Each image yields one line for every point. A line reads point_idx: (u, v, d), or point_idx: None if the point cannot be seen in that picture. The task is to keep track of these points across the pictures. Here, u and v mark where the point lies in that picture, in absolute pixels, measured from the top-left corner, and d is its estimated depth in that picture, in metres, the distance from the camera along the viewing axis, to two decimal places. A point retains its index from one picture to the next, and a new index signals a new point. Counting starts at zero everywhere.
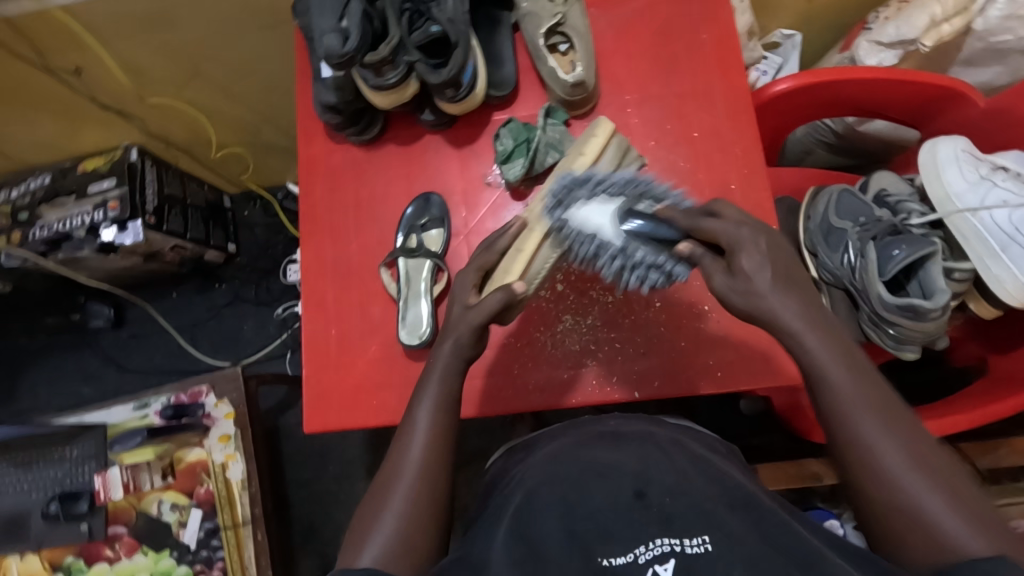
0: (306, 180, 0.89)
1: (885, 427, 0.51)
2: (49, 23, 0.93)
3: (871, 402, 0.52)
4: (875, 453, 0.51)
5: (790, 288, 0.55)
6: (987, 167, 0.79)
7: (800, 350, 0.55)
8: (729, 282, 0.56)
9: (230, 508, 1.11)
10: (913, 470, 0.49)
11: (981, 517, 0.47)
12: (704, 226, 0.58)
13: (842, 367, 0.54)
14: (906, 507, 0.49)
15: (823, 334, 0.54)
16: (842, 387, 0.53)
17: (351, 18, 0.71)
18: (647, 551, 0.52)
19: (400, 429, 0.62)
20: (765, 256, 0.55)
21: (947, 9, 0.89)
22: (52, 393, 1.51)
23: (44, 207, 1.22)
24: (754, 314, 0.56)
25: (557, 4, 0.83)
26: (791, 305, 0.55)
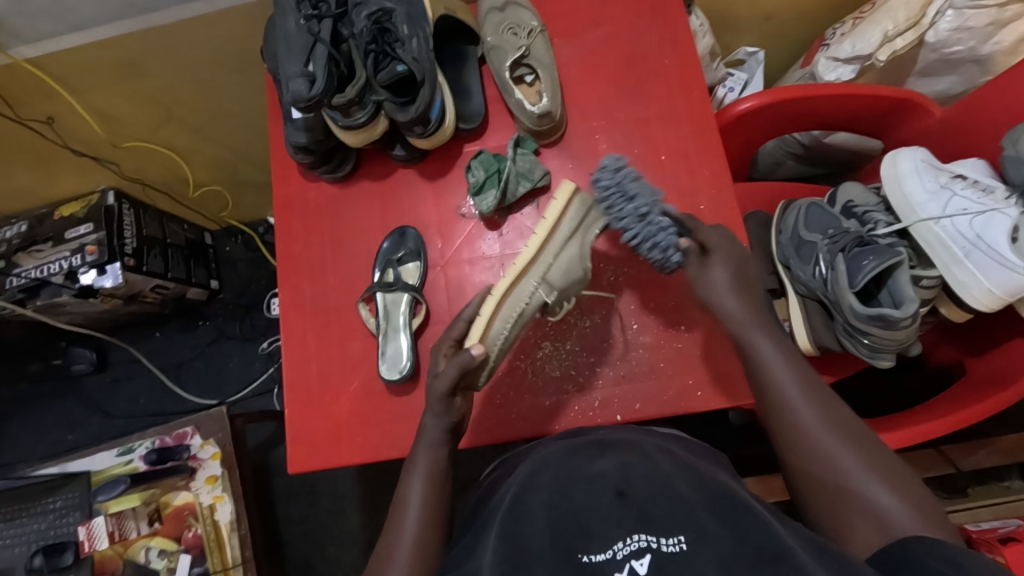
0: (281, 219, 0.89)
1: (817, 406, 0.60)
2: (19, 75, 0.94)
3: (803, 387, 0.61)
4: (809, 432, 0.59)
5: (737, 289, 0.66)
6: (947, 176, 0.81)
7: (748, 346, 0.64)
8: (702, 274, 0.68)
9: (219, 551, 1.09)
10: (843, 447, 0.57)
11: (903, 485, 0.54)
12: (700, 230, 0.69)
13: (779, 355, 0.63)
14: (840, 483, 0.56)
15: (765, 331, 0.64)
16: (779, 377, 0.62)
17: (317, 62, 0.72)
18: (624, 546, 0.49)
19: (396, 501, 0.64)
20: (729, 266, 0.67)
21: (899, 24, 0.92)
22: (35, 442, 1.48)
23: (21, 255, 1.21)
24: (713, 306, 0.67)
25: (521, 37, 0.84)
26: (735, 303, 0.65)
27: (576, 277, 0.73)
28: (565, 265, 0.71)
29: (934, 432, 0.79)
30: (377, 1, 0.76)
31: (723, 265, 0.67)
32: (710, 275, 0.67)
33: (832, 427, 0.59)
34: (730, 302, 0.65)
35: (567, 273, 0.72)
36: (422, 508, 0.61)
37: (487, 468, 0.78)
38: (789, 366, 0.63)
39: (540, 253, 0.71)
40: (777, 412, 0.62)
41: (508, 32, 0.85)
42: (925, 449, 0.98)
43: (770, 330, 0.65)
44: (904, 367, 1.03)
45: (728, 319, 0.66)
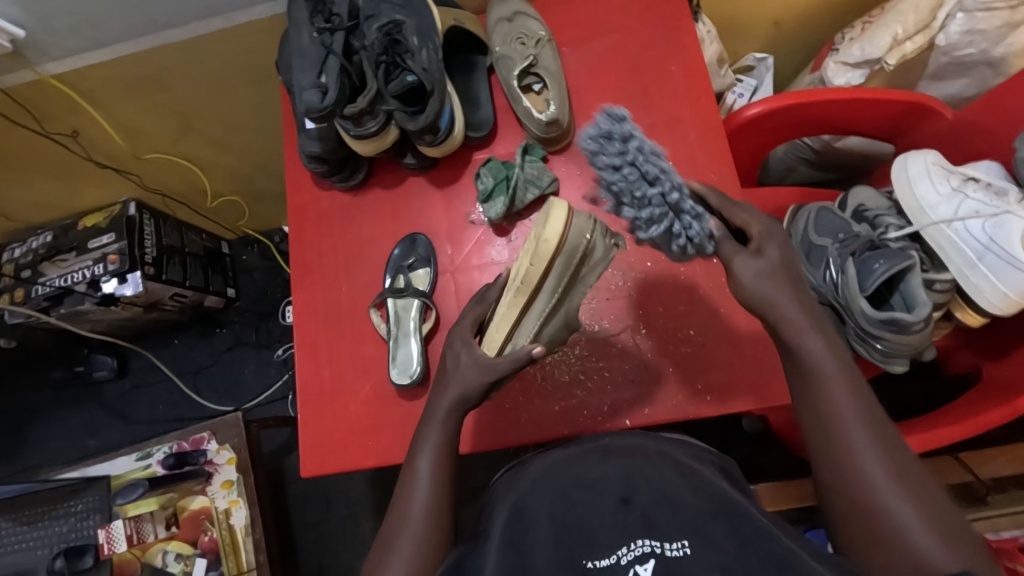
0: (295, 227, 0.92)
1: (873, 438, 0.55)
2: (45, 91, 0.98)
3: (861, 416, 0.56)
4: (862, 465, 0.54)
5: (794, 289, 0.59)
6: (959, 178, 0.80)
7: (798, 347, 0.58)
8: (755, 266, 0.59)
9: (234, 555, 1.11)
10: (896, 487, 0.52)
11: (950, 531, 0.50)
12: (737, 215, 0.62)
13: (839, 375, 0.57)
14: (885, 524, 0.51)
15: (819, 335, 0.58)
16: (838, 401, 0.56)
17: (330, 74, 0.74)
18: (629, 551, 0.49)
19: (404, 472, 0.65)
20: (773, 258, 0.59)
21: (908, 27, 0.92)
22: (57, 447, 1.52)
23: (46, 264, 1.26)
24: (761, 308, 0.59)
25: (529, 46, 0.86)
26: (790, 301, 0.58)
27: (563, 337, 0.72)
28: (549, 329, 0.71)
29: (950, 438, 0.78)
30: (388, 13, 0.78)
31: (761, 257, 0.59)
32: (753, 269, 0.59)
33: (890, 467, 0.53)
34: (783, 302, 0.58)
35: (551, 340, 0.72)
36: (428, 499, 0.61)
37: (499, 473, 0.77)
38: (848, 390, 0.57)
39: (520, 326, 0.68)
40: (829, 438, 0.56)
41: (517, 41, 0.86)
42: (944, 456, 0.96)
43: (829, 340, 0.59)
44: (919, 372, 1.02)
45: (777, 322, 0.59)
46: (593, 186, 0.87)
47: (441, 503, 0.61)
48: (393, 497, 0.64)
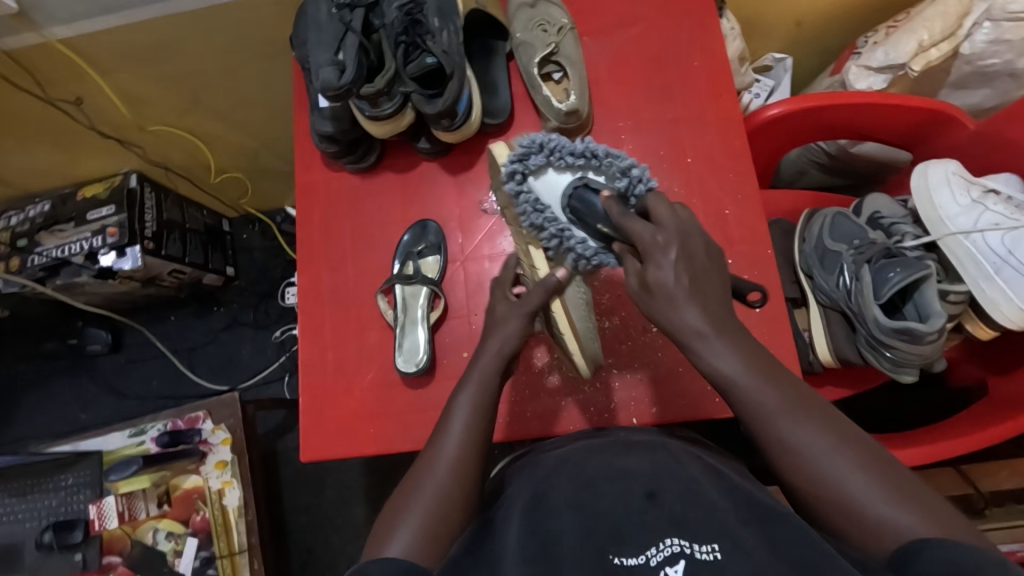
0: (303, 207, 0.90)
1: (801, 422, 0.51)
2: (51, 55, 0.95)
3: (783, 400, 0.52)
4: (796, 447, 0.50)
5: (698, 295, 0.52)
6: (979, 190, 0.80)
7: (696, 354, 0.53)
8: (645, 292, 0.53)
9: (226, 536, 1.10)
10: (837, 459, 0.49)
11: (911, 493, 0.47)
12: (628, 226, 0.54)
13: (752, 375, 0.52)
14: (843, 508, 0.48)
15: (728, 342, 0.53)
16: (756, 395, 0.52)
17: (348, 52, 0.72)
18: (659, 552, 0.49)
19: (422, 452, 0.60)
20: (690, 266, 0.52)
21: (934, 34, 0.90)
22: (48, 420, 1.50)
23: (43, 234, 1.23)
24: (673, 329, 0.53)
25: (551, 34, 0.84)
26: (696, 313, 0.52)
27: None
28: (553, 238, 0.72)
29: (960, 449, 0.77)
30: None
31: (675, 271, 0.52)
32: (672, 300, 0.52)
33: (830, 442, 0.50)
34: (687, 315, 0.52)
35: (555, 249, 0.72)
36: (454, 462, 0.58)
37: (496, 470, 0.78)
38: (767, 382, 0.52)
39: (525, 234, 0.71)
40: (756, 430, 0.53)
41: (538, 28, 0.84)
42: (946, 467, 0.96)
43: (742, 345, 0.53)
44: (925, 383, 1.01)
45: (670, 332, 0.54)
46: None
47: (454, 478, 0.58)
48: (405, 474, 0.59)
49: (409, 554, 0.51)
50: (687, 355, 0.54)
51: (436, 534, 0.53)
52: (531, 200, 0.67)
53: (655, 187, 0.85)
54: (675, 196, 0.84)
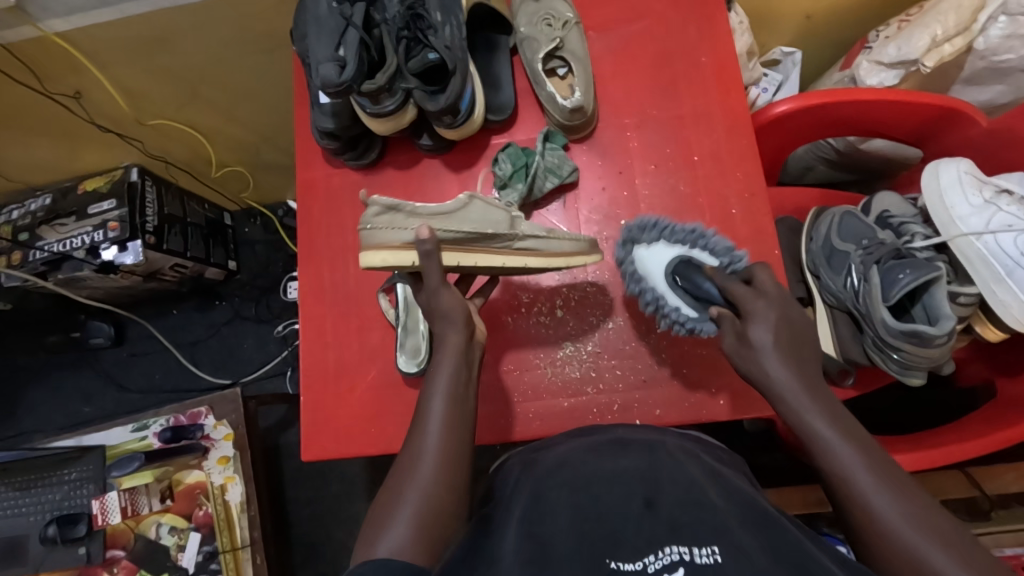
0: (305, 204, 0.89)
1: (891, 492, 0.50)
2: (48, 48, 0.94)
3: (874, 469, 0.52)
4: (869, 504, 0.50)
5: (792, 359, 0.58)
6: (991, 190, 0.78)
7: (784, 406, 0.57)
8: (736, 345, 0.61)
9: (229, 531, 1.10)
10: (930, 536, 0.47)
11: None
12: (735, 291, 0.62)
13: (835, 429, 0.54)
14: None
15: (816, 404, 0.56)
16: (841, 455, 0.53)
17: (348, 47, 0.70)
18: (657, 560, 0.48)
19: (405, 449, 0.60)
20: (776, 331, 0.58)
21: (948, 29, 0.88)
22: (52, 413, 1.50)
23: (44, 228, 1.23)
24: (761, 380, 0.58)
25: (555, 29, 0.83)
26: (787, 372, 0.57)
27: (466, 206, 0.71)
28: (485, 207, 0.72)
29: (964, 454, 0.77)
30: None
31: (768, 335, 0.58)
32: (759, 348, 0.58)
33: (907, 507, 0.49)
34: (771, 367, 0.57)
35: (493, 220, 0.71)
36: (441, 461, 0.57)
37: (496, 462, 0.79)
38: (848, 440, 0.54)
39: (466, 234, 0.69)
40: (832, 483, 0.53)
41: (543, 23, 0.83)
42: (950, 469, 0.95)
43: (830, 407, 0.56)
44: (931, 384, 1.00)
45: (766, 387, 0.58)
46: (614, 178, 0.84)
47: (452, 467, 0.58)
48: (390, 473, 0.59)
49: (397, 554, 0.50)
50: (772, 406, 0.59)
51: (425, 533, 0.52)
52: (631, 271, 0.76)
53: (660, 185, 0.83)
54: (680, 194, 0.83)
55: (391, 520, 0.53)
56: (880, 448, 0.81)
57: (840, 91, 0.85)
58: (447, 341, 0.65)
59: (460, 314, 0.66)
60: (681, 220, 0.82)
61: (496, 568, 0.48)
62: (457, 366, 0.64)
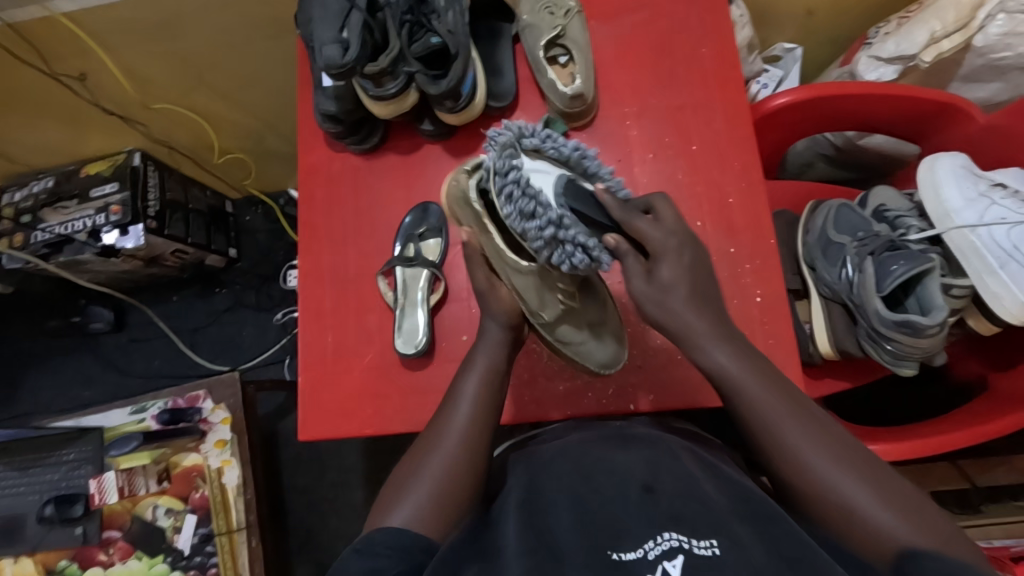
0: (306, 187, 0.89)
1: (806, 429, 0.55)
2: (55, 30, 0.95)
3: (793, 412, 0.57)
4: (799, 453, 0.54)
5: (700, 303, 0.61)
6: (986, 184, 0.79)
7: (702, 356, 0.61)
8: (645, 288, 0.60)
9: (225, 513, 1.11)
10: (844, 470, 0.52)
11: (914, 509, 0.50)
12: (636, 224, 0.58)
13: (757, 383, 0.58)
14: (844, 509, 0.51)
15: (732, 348, 0.60)
16: (762, 398, 0.58)
17: (352, 29, 0.71)
18: (655, 548, 0.48)
19: (429, 427, 0.63)
20: (685, 261, 0.60)
21: (947, 25, 0.89)
22: (50, 396, 1.51)
23: (47, 210, 1.23)
24: (678, 324, 0.61)
25: (558, 17, 0.83)
26: (701, 319, 0.60)
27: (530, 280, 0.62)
28: (532, 288, 0.63)
29: (951, 444, 0.77)
30: None
31: (676, 277, 0.60)
32: (655, 287, 0.60)
33: (832, 451, 0.54)
34: (688, 314, 0.60)
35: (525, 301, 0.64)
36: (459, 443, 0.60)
37: (501, 447, 0.79)
38: (770, 390, 0.58)
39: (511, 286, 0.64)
40: (757, 431, 0.58)
41: (545, 11, 0.84)
42: (942, 462, 0.96)
43: (741, 350, 0.61)
44: (925, 378, 1.01)
45: (682, 332, 0.61)
46: (614, 166, 0.85)
47: (476, 444, 0.60)
48: (410, 446, 0.63)
49: (410, 525, 0.55)
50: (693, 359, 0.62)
51: (435, 506, 0.56)
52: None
53: (658, 174, 0.84)
54: (679, 183, 0.83)
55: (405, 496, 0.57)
56: (866, 438, 0.82)
57: (848, 83, 0.85)
58: (486, 337, 0.67)
59: (508, 316, 0.66)
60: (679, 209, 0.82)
61: (496, 560, 0.50)
62: (490, 364, 0.65)
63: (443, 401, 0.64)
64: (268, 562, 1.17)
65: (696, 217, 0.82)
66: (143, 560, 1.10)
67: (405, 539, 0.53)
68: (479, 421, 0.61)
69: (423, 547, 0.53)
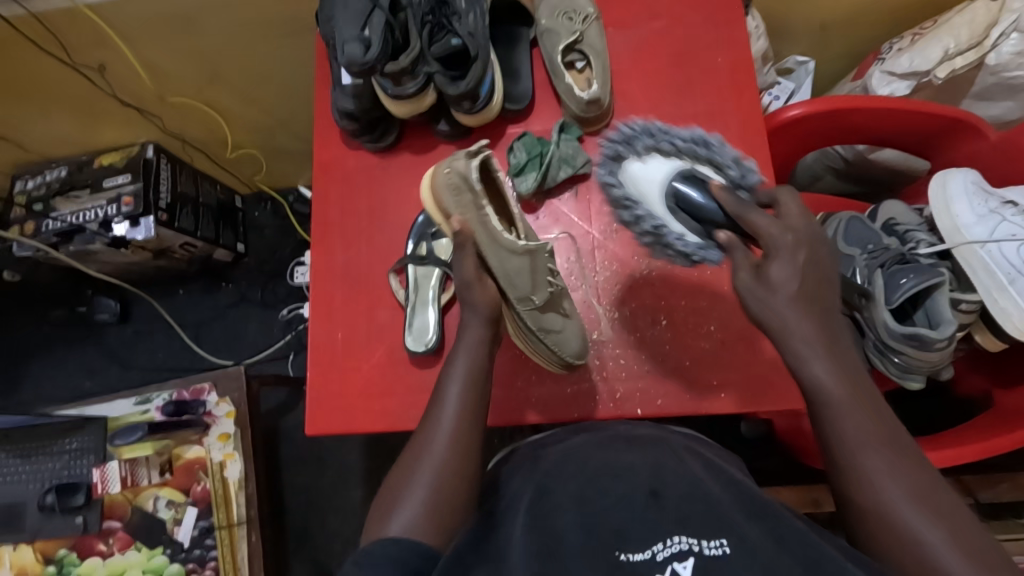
0: (320, 184, 0.90)
1: (888, 460, 0.54)
2: (77, 21, 0.96)
3: (883, 440, 0.55)
4: (874, 482, 0.53)
5: (813, 312, 0.56)
6: (997, 201, 0.80)
7: (801, 367, 0.57)
8: (752, 281, 0.56)
9: (225, 507, 1.11)
10: (915, 505, 0.52)
11: (981, 553, 0.49)
12: (750, 220, 0.56)
13: (851, 399, 0.56)
14: (909, 542, 0.51)
15: (826, 361, 0.56)
16: (849, 422, 0.56)
17: (374, 29, 0.71)
18: (665, 549, 0.49)
19: (418, 430, 0.62)
20: (796, 267, 0.55)
21: (960, 43, 0.90)
22: (53, 385, 1.51)
23: (59, 200, 1.24)
24: (774, 329, 0.57)
25: (575, 22, 0.85)
26: (809, 328, 0.56)
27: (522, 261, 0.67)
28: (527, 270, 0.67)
29: (960, 458, 0.77)
30: None
31: (793, 279, 0.55)
32: (771, 292, 0.56)
33: (909, 484, 0.53)
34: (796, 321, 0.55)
35: (513, 286, 0.67)
36: (446, 449, 0.59)
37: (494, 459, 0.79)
38: (864, 414, 0.56)
39: (495, 269, 0.66)
40: (835, 453, 0.56)
41: (564, 16, 0.85)
42: (945, 477, 0.96)
43: (845, 366, 0.57)
44: (930, 393, 1.01)
45: (778, 330, 0.56)
46: None
47: (464, 443, 0.60)
48: (402, 452, 0.62)
49: (411, 533, 0.54)
50: (791, 368, 0.58)
51: (437, 511, 0.56)
52: (623, 197, 0.67)
53: None
54: None
55: (401, 500, 0.56)
56: None
57: (864, 97, 0.86)
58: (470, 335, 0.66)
59: (490, 309, 0.66)
60: None
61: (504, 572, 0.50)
62: (477, 360, 0.65)
63: (429, 405, 0.64)
64: (266, 557, 1.16)
65: None
66: (142, 552, 1.10)
67: (405, 549, 0.52)
68: (469, 418, 0.61)
69: (423, 556, 0.53)
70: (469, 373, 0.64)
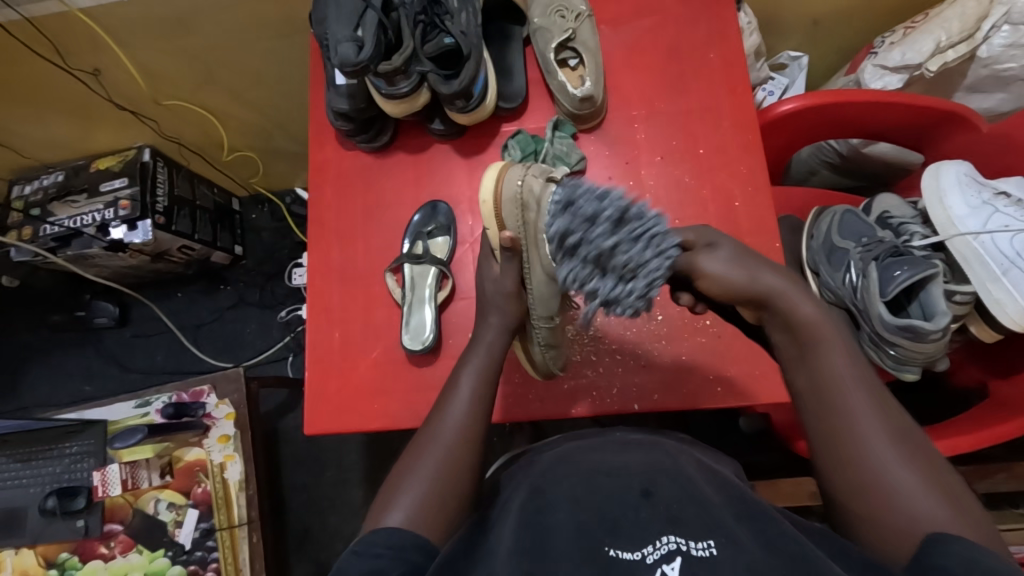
0: (316, 184, 0.90)
1: (871, 406, 0.59)
2: (72, 25, 0.96)
3: (863, 388, 0.60)
4: (855, 425, 0.58)
5: (771, 267, 0.64)
6: (990, 192, 0.80)
7: (790, 314, 0.63)
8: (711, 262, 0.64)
9: (226, 508, 1.11)
10: (891, 450, 0.56)
11: (951, 499, 0.53)
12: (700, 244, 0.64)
13: (842, 350, 0.62)
14: (877, 482, 0.55)
15: (814, 307, 0.63)
16: (835, 368, 0.61)
17: (367, 29, 0.72)
18: (654, 550, 0.50)
19: (424, 427, 0.64)
20: (730, 249, 0.65)
21: (952, 35, 0.90)
22: (53, 390, 1.51)
23: (56, 204, 1.24)
24: (742, 287, 0.64)
25: (568, 20, 0.84)
26: (772, 279, 0.64)
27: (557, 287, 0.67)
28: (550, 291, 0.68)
29: (956, 449, 0.77)
30: None
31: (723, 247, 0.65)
32: (717, 258, 0.64)
33: (886, 430, 0.57)
34: (767, 277, 0.63)
35: (542, 304, 0.68)
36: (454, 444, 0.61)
37: (493, 466, 0.80)
38: (848, 362, 0.61)
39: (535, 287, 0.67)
40: (821, 394, 0.61)
41: (556, 14, 0.85)
42: None
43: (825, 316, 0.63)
44: (926, 385, 1.02)
45: (760, 293, 0.63)
46: (620, 168, 0.86)
47: (469, 442, 0.61)
48: (409, 445, 0.63)
49: (409, 524, 0.55)
50: (769, 313, 0.64)
51: (435, 504, 0.57)
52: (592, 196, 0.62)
53: (664, 177, 0.85)
54: (685, 185, 0.84)
55: (403, 494, 0.57)
56: None
57: (854, 90, 0.86)
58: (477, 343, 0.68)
59: (511, 317, 0.70)
60: (685, 212, 0.83)
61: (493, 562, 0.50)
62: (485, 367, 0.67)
63: (440, 398, 0.66)
64: (268, 558, 1.17)
65: (701, 220, 0.83)
66: (144, 554, 1.10)
67: (404, 537, 0.53)
68: (478, 419, 0.63)
69: (420, 548, 0.53)
70: (471, 379, 0.66)
